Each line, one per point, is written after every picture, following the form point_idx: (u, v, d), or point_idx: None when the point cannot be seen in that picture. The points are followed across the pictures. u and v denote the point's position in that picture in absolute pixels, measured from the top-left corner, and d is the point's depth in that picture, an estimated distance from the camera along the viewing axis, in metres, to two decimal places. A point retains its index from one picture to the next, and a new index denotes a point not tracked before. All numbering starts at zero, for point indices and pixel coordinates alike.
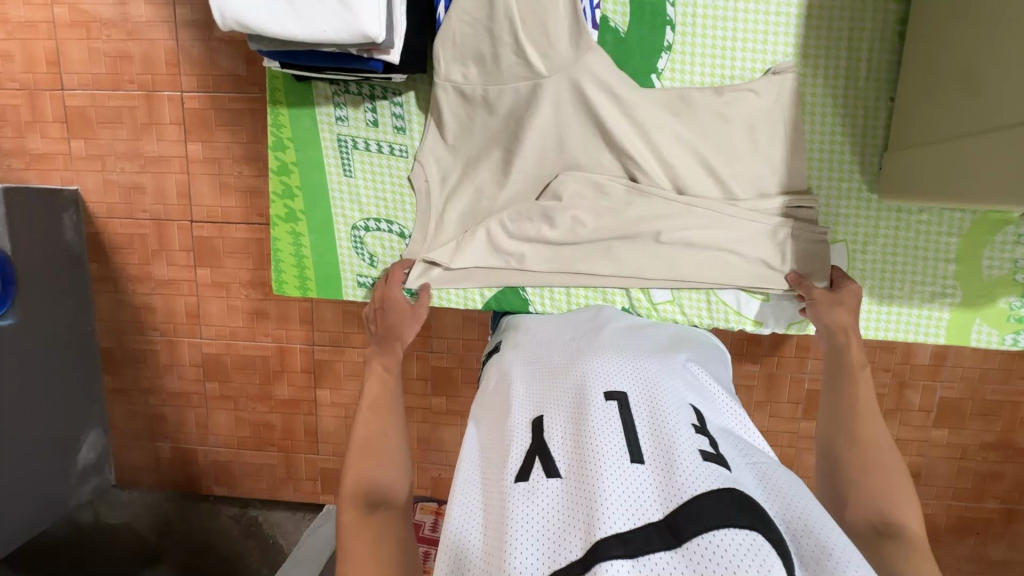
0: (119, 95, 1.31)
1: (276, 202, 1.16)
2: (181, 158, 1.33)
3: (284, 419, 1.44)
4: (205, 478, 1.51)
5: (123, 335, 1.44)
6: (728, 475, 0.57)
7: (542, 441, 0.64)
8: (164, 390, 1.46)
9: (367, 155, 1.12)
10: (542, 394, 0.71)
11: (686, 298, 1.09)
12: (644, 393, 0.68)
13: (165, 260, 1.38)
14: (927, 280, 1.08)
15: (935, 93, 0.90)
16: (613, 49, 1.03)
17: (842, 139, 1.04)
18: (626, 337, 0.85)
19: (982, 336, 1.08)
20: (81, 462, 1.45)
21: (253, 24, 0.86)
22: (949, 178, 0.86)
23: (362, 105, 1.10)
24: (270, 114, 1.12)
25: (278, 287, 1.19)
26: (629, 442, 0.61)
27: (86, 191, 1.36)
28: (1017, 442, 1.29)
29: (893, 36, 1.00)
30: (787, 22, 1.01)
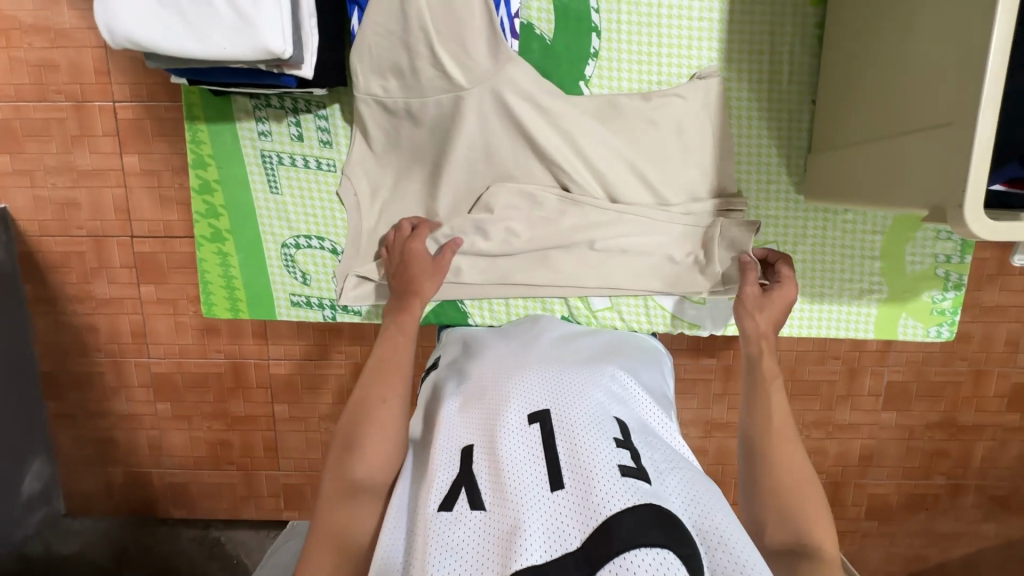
0: (46, 106, 1.24)
1: (200, 222, 1.14)
2: (117, 171, 1.27)
3: (242, 436, 1.40)
4: (161, 502, 1.46)
5: (65, 358, 1.37)
6: (645, 489, 0.64)
7: (469, 468, 0.69)
8: (113, 413, 1.40)
9: (293, 170, 1.10)
10: (471, 420, 0.76)
11: (624, 304, 1.14)
12: (566, 413, 0.74)
13: (106, 278, 1.32)
14: (855, 278, 1.12)
15: (850, 98, 0.94)
16: (539, 57, 1.03)
17: (768, 142, 1.07)
18: (556, 351, 0.90)
19: (908, 329, 1.14)
20: (26, 493, 1.38)
21: (147, 42, 0.83)
22: (863, 184, 0.90)
23: (285, 119, 1.08)
24: (188, 131, 1.09)
25: (208, 309, 1.18)
26: (550, 466, 0.67)
27: (15, 209, 1.29)
28: (961, 420, 1.35)
29: (813, 39, 1.03)
30: (710, 27, 1.02)
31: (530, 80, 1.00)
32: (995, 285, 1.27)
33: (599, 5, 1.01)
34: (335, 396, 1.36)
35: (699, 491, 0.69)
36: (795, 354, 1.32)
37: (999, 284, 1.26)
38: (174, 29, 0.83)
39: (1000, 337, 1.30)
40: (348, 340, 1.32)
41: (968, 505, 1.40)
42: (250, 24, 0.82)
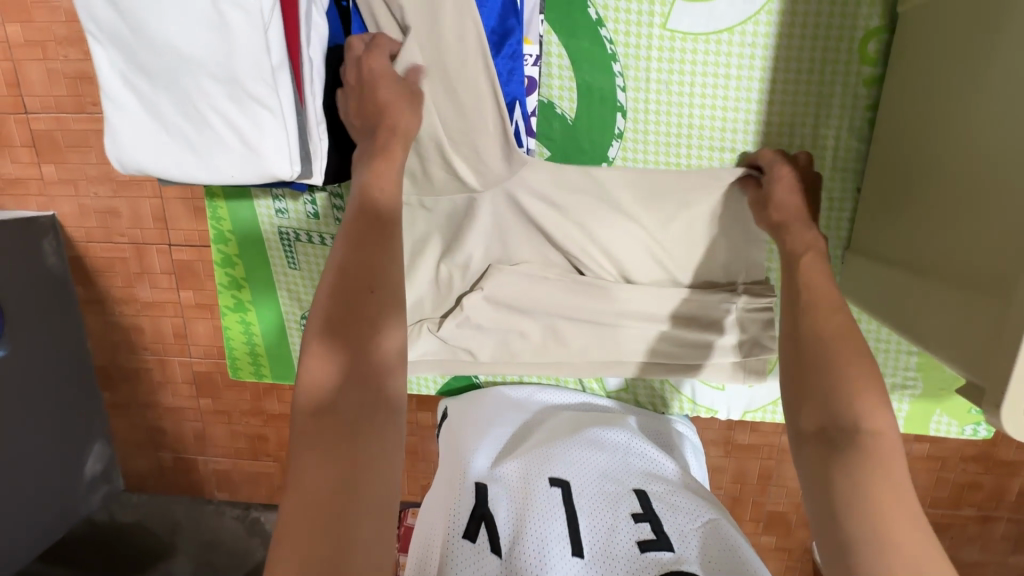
0: (84, 118, 1.27)
1: (223, 292, 1.17)
2: (153, 182, 1.30)
3: (277, 432, 1.49)
4: (207, 484, 1.59)
5: (116, 354, 1.47)
6: (668, 560, 0.73)
7: (484, 506, 0.84)
8: (161, 406, 1.50)
9: (309, 247, 1.11)
10: (498, 480, 0.91)
11: (640, 385, 1.18)
12: (589, 491, 0.88)
13: (148, 283, 1.38)
14: (888, 371, 1.08)
15: (899, 209, 0.92)
16: (562, 137, 1.02)
17: None
18: (579, 432, 1.03)
19: (942, 425, 1.10)
20: (89, 473, 1.52)
21: (159, 171, 0.86)
22: (897, 309, 0.88)
23: (301, 198, 1.08)
24: (208, 207, 1.11)
25: (234, 371, 1.23)
26: (573, 529, 0.78)
27: (63, 216, 1.35)
28: (1000, 454, 1.30)
29: (863, 124, 0.99)
30: (748, 106, 0.99)
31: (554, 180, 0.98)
32: None
33: (626, 83, 0.99)
34: None
35: (722, 543, 0.79)
36: None
37: None
38: (182, 160, 0.85)
39: None
40: None
41: (997, 535, 1.37)
42: (255, 152, 0.82)
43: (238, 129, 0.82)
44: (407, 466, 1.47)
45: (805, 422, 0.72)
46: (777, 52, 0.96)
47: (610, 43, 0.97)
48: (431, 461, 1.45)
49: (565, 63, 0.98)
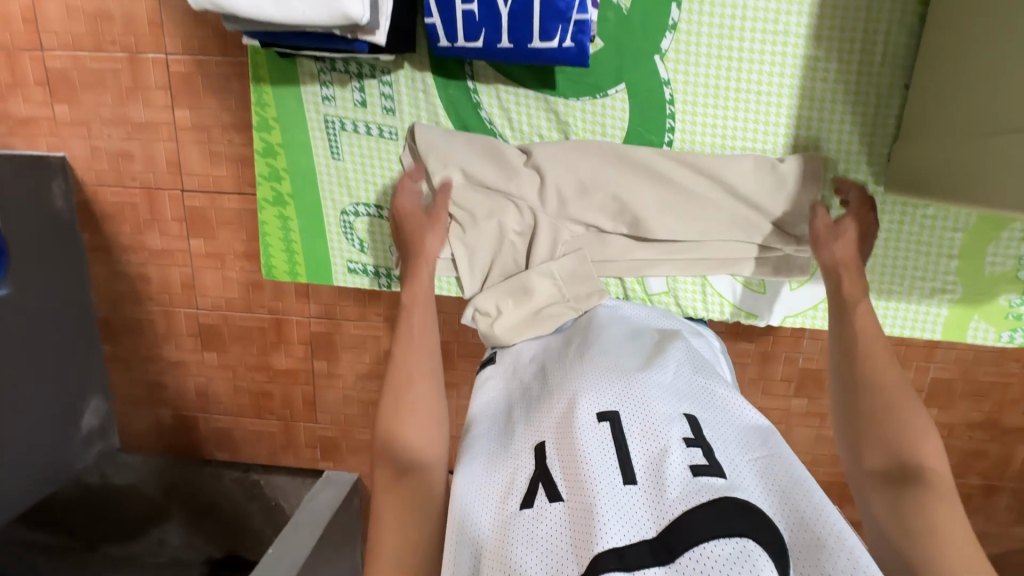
0: (101, 57, 1.25)
1: (263, 184, 1.15)
2: (169, 125, 1.28)
3: (282, 388, 1.46)
4: (207, 444, 1.56)
5: (119, 304, 1.43)
6: (720, 484, 0.63)
7: (543, 466, 0.69)
8: (164, 359, 1.47)
9: (355, 137, 1.09)
10: (542, 418, 0.77)
11: (682, 287, 1.12)
12: (638, 410, 0.72)
13: (157, 230, 1.36)
14: (928, 275, 1.06)
15: (958, 73, 0.85)
16: (614, 27, 0.98)
17: (847, 126, 1.00)
18: (624, 346, 0.87)
19: (979, 332, 1.08)
20: (85, 427, 1.49)
21: (227, 4, 0.81)
22: (964, 173, 0.82)
23: (350, 84, 1.06)
24: (254, 93, 1.09)
25: (268, 270, 1.20)
26: (622, 463, 0.66)
27: (73, 158, 1.33)
28: (1005, 422, 1.31)
29: (913, 20, 0.94)
30: (800, 3, 0.94)
31: (578, 156, 1.02)
32: None
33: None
34: (374, 356, 1.40)
35: (781, 479, 0.67)
36: None
37: None
38: None
39: None
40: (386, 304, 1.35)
41: (1000, 507, 1.38)
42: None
43: None
44: None
45: (871, 461, 0.81)
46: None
47: None
48: None
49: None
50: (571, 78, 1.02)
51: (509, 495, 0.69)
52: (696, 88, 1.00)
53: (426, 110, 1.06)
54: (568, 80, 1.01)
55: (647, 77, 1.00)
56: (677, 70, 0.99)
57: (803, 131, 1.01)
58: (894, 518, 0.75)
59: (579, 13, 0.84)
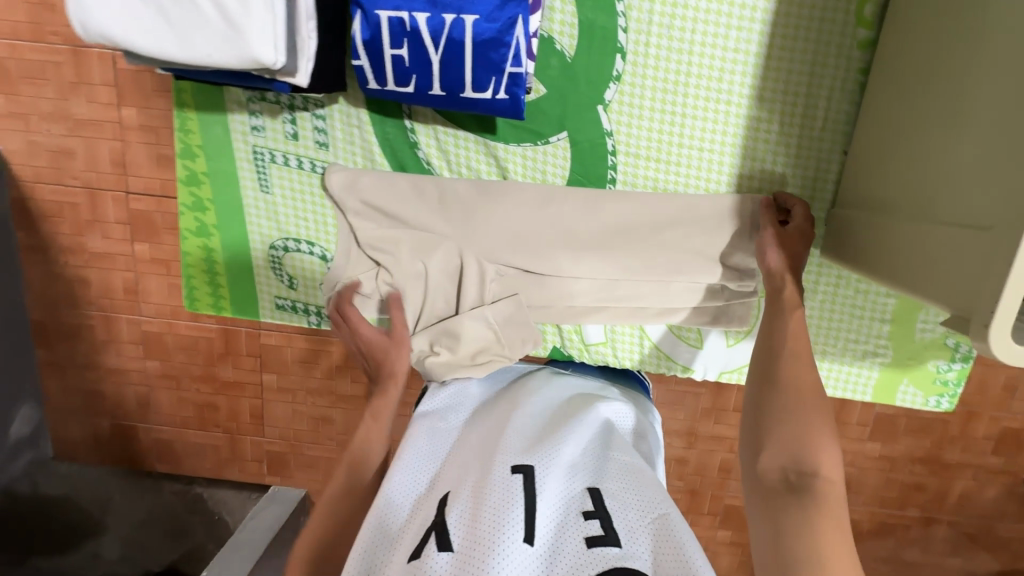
0: (42, 48, 1.18)
1: (186, 213, 1.09)
2: (114, 123, 1.22)
3: (229, 401, 1.41)
4: (147, 455, 1.49)
5: (56, 307, 1.36)
6: (614, 555, 0.59)
7: (443, 513, 0.65)
8: (102, 366, 1.40)
9: (285, 170, 1.04)
10: (454, 471, 0.73)
11: (619, 337, 1.09)
12: (551, 472, 0.69)
13: (99, 232, 1.29)
14: (861, 338, 1.07)
15: (892, 137, 0.87)
16: (558, 74, 0.94)
17: (789, 185, 0.99)
18: (548, 414, 0.85)
19: (907, 395, 1.10)
20: (14, 436, 1.40)
21: (125, 41, 0.78)
22: (895, 260, 0.83)
23: (280, 115, 1.01)
24: (177, 118, 1.03)
25: (191, 302, 1.15)
26: (524, 519, 0.62)
27: (9, 153, 1.25)
28: (945, 457, 1.35)
29: (855, 86, 0.93)
30: (745, 61, 0.93)
31: (509, 191, 1.00)
32: None
33: (628, 25, 0.92)
34: (325, 371, 1.36)
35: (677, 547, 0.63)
36: None
37: None
38: (158, 32, 0.78)
39: (997, 383, 1.28)
40: None
41: (938, 538, 1.42)
42: (239, 33, 0.76)
43: (223, 6, 0.76)
44: None
45: (767, 465, 0.74)
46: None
47: None
48: None
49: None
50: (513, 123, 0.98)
51: (402, 541, 0.64)
52: (639, 141, 0.98)
53: (360, 147, 1.02)
54: (511, 129, 0.98)
55: (588, 127, 0.97)
56: (620, 122, 0.97)
57: (745, 187, 0.99)
58: (772, 530, 0.69)
59: (515, 65, 0.81)
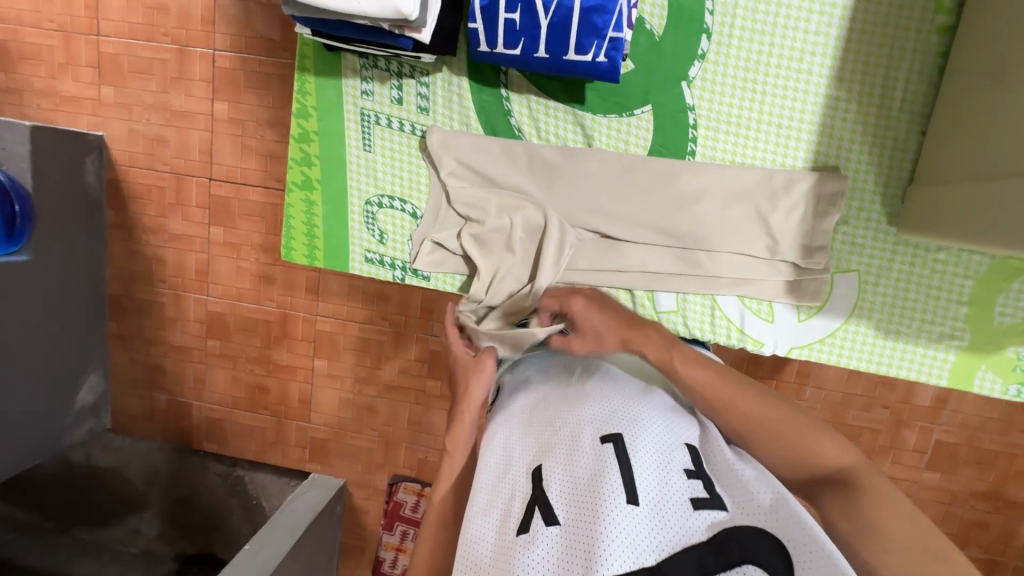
0: (153, 47, 1.31)
1: (293, 168, 1.12)
2: (207, 116, 1.33)
3: (280, 384, 1.46)
4: (196, 433, 1.54)
5: (133, 283, 1.46)
6: (722, 519, 0.61)
7: (540, 487, 0.65)
8: (167, 342, 1.48)
9: (388, 132, 1.07)
10: (541, 440, 0.71)
11: (691, 306, 1.04)
12: (642, 437, 0.69)
13: (180, 215, 1.39)
14: (936, 319, 0.99)
15: (968, 105, 0.84)
16: (645, 53, 0.96)
17: (864, 168, 0.96)
18: (622, 374, 0.84)
19: (985, 384, 1.00)
20: (80, 403, 1.47)
21: None
22: (972, 222, 0.80)
23: (388, 81, 1.04)
24: (296, 81, 1.07)
25: (287, 253, 1.15)
26: (627, 483, 0.62)
27: (110, 138, 1.38)
28: (1009, 494, 1.28)
29: (934, 70, 0.92)
30: (825, 44, 0.93)
31: (596, 158, 1.01)
32: None
33: (714, 7, 0.93)
34: (374, 360, 1.40)
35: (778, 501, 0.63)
36: (841, 395, 1.26)
37: None
38: None
39: None
40: (393, 308, 1.35)
41: None
42: None
43: None
44: (406, 437, 1.43)
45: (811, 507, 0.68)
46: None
47: None
48: (433, 435, 1.42)
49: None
50: (602, 94, 0.99)
51: (505, 516, 0.65)
52: (720, 115, 0.97)
53: (458, 113, 1.05)
54: (598, 97, 0.99)
55: (673, 101, 0.98)
56: (703, 96, 0.97)
57: (823, 164, 0.97)
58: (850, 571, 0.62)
59: (615, 31, 0.84)
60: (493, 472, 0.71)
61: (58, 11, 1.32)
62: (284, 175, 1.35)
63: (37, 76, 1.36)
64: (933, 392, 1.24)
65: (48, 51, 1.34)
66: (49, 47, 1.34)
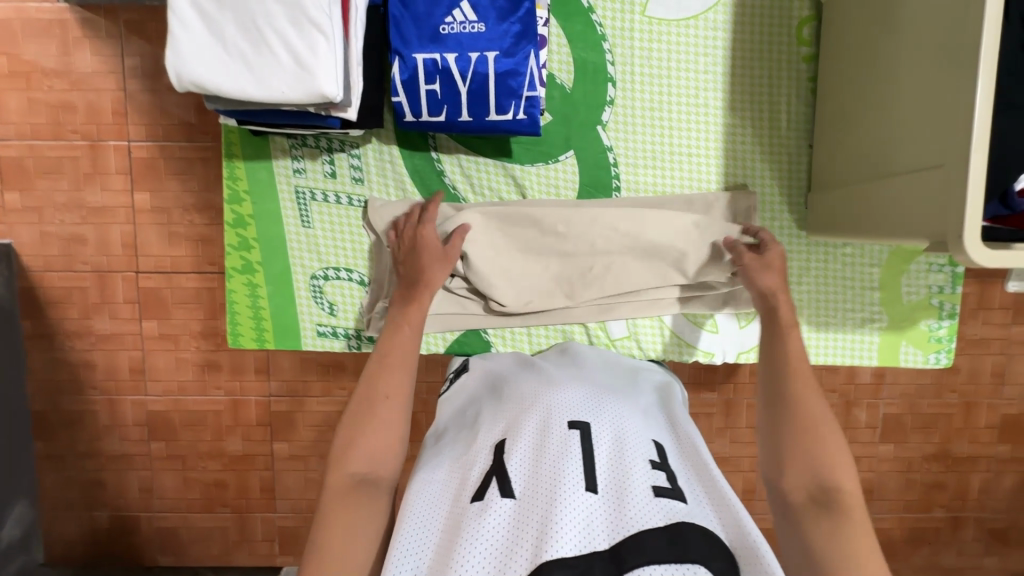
0: (60, 145, 1.26)
1: (231, 254, 1.09)
2: (127, 208, 1.28)
3: (238, 476, 1.36)
4: (148, 548, 1.40)
5: (58, 395, 1.34)
6: (679, 510, 0.62)
7: (501, 460, 0.69)
8: (104, 453, 1.36)
9: (325, 206, 1.07)
10: (515, 421, 0.75)
11: (642, 328, 1.10)
12: (609, 429, 0.74)
13: (107, 314, 1.31)
14: (855, 306, 1.09)
15: (845, 118, 0.95)
16: (560, 104, 1.03)
17: (769, 182, 1.06)
18: (593, 372, 0.89)
19: (909, 356, 1.10)
20: (5, 539, 1.30)
21: (212, 85, 0.84)
22: (866, 219, 0.89)
23: (320, 157, 1.06)
24: (225, 167, 1.06)
25: (233, 339, 1.11)
26: (586, 470, 0.66)
27: (19, 245, 1.29)
28: (955, 451, 1.38)
29: (808, 92, 1.04)
30: (714, 79, 1.03)
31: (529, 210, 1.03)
32: (977, 319, 1.32)
33: (614, 58, 1.02)
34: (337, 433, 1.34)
35: (725, 504, 0.67)
36: None
37: (980, 318, 1.32)
38: (238, 75, 0.84)
39: (986, 369, 1.34)
40: (351, 375, 1.32)
41: (969, 538, 1.41)
42: (307, 71, 0.82)
43: (295, 50, 0.82)
44: None
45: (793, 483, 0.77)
46: (733, 28, 1.02)
47: (600, 26, 1.01)
48: None
49: (563, 42, 1.02)
50: (526, 145, 1.05)
51: (466, 487, 0.68)
52: (636, 152, 1.05)
53: (393, 180, 1.07)
54: (524, 149, 1.05)
55: (592, 145, 1.05)
56: (618, 137, 1.05)
57: (732, 183, 1.06)
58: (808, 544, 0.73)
59: (529, 90, 0.90)
60: (459, 452, 0.75)
61: None
62: (217, 257, 1.30)
63: None
64: (870, 369, 1.34)
65: None
66: None
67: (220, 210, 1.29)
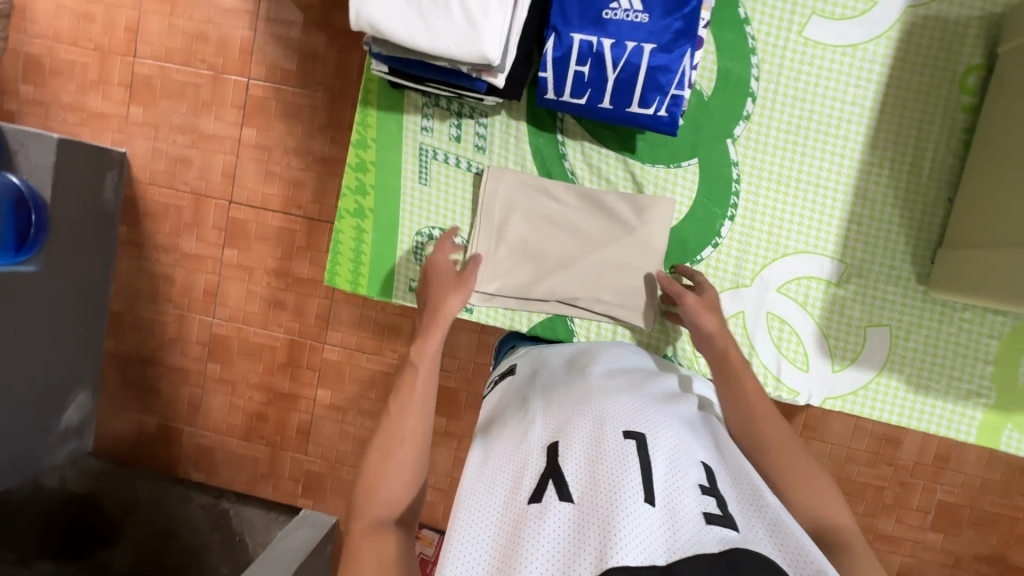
0: (188, 71, 1.35)
1: (347, 196, 1.13)
2: (234, 140, 1.35)
3: (279, 412, 1.42)
4: (185, 460, 1.47)
5: (136, 300, 1.43)
6: (735, 535, 0.56)
7: (556, 463, 0.63)
8: (165, 363, 1.44)
9: (444, 167, 1.10)
10: (564, 422, 0.70)
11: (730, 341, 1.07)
12: (662, 441, 0.67)
13: (195, 235, 1.39)
14: (964, 376, 1.03)
15: (995, 180, 0.90)
16: (695, 110, 1.03)
17: (897, 230, 1.02)
18: (643, 379, 0.83)
19: (1012, 442, 1.02)
20: (65, 423, 1.40)
21: (384, 26, 0.87)
22: (996, 280, 0.85)
23: (448, 119, 1.08)
24: (357, 114, 1.10)
25: (331, 278, 1.15)
26: (641, 482, 0.60)
27: (133, 156, 1.39)
28: (1012, 559, 1.28)
29: (959, 144, 0.99)
30: (860, 114, 1.01)
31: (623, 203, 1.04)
32: None
33: (760, 74, 1.01)
34: (380, 393, 1.37)
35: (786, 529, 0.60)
36: (846, 450, 1.28)
37: None
38: (410, 20, 0.86)
39: None
40: (404, 340, 1.34)
41: None
42: (475, 30, 0.84)
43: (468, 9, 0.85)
44: None
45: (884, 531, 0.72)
46: (892, 64, 0.99)
47: (752, 39, 1.00)
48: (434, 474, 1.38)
49: (711, 49, 1.01)
50: (654, 146, 1.05)
51: (517, 489, 0.63)
52: (762, 173, 1.03)
53: (514, 154, 1.08)
54: (650, 152, 1.05)
55: (718, 156, 1.04)
56: (747, 153, 1.03)
57: (858, 223, 1.03)
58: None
59: (677, 89, 0.90)
60: (507, 444, 0.70)
61: (97, 32, 1.35)
62: (304, 202, 1.36)
63: (66, 91, 1.38)
64: (933, 451, 1.26)
65: (82, 68, 1.37)
66: (83, 64, 1.36)
67: (315, 157, 1.34)
